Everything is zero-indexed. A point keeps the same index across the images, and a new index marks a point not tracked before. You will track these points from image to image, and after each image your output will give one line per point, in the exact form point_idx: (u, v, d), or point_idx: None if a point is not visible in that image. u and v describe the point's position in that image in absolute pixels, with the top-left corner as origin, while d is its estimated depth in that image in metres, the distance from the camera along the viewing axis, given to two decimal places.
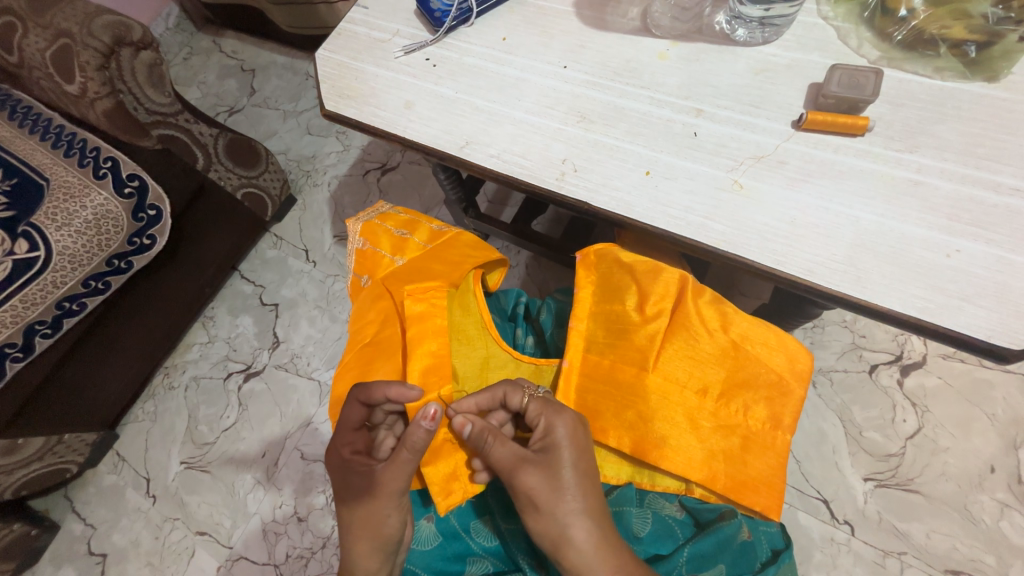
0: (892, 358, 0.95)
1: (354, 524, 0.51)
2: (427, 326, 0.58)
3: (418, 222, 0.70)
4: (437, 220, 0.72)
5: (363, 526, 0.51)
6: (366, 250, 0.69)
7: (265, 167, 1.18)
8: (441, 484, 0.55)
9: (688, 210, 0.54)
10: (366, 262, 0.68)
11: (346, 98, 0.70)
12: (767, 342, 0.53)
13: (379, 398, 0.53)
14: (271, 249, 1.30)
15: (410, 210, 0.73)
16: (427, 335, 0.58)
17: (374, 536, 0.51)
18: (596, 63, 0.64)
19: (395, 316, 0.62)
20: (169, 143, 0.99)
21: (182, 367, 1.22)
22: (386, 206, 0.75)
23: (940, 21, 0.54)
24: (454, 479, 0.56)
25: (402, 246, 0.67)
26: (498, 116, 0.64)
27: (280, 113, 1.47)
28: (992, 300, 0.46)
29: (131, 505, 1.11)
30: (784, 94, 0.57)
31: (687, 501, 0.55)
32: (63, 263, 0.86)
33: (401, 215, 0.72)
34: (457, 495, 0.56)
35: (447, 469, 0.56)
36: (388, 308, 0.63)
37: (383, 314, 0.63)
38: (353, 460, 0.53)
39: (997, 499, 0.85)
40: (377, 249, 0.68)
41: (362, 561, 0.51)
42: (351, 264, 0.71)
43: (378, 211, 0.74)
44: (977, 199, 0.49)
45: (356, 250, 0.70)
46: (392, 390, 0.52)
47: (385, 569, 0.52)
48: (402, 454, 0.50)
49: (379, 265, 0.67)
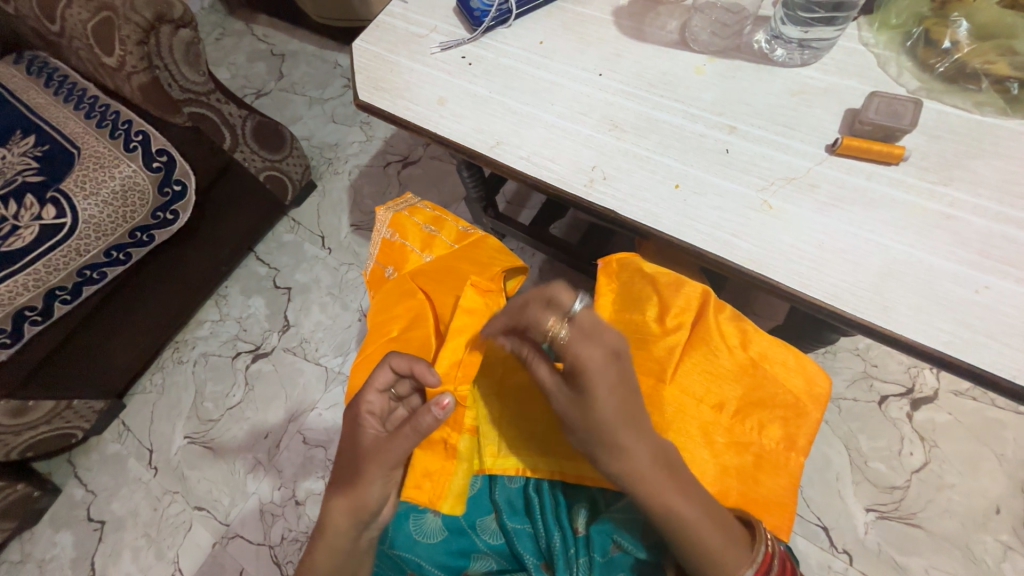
0: (903, 391, 0.94)
1: (340, 479, 0.52)
2: (472, 322, 0.57)
3: (445, 220, 0.71)
4: (463, 219, 0.72)
5: (348, 487, 0.51)
6: (393, 242, 0.70)
7: (289, 151, 1.19)
8: (414, 479, 0.54)
9: (715, 226, 0.54)
10: (397, 253, 0.69)
11: (379, 90, 0.71)
12: (786, 362, 0.53)
13: (404, 368, 0.53)
14: (288, 233, 1.31)
15: (437, 205, 0.73)
16: (467, 331, 0.57)
17: (353, 504, 0.50)
18: (632, 73, 0.64)
19: (429, 313, 0.62)
20: (199, 122, 1.00)
21: (192, 343, 1.24)
22: (415, 199, 0.76)
23: (984, 55, 0.54)
24: (428, 480, 0.55)
25: (431, 243, 0.68)
26: (530, 119, 0.64)
27: (306, 100, 1.48)
28: (1018, 339, 0.46)
29: (132, 475, 1.12)
30: (819, 117, 0.57)
31: None
32: (88, 232, 0.88)
33: (429, 210, 0.72)
34: (421, 497, 0.54)
35: (426, 467, 0.55)
36: (422, 303, 0.63)
37: (416, 308, 0.63)
38: (360, 412, 0.52)
39: (1000, 540, 0.84)
40: (409, 243, 0.68)
41: (333, 520, 0.50)
42: (376, 254, 0.72)
43: (407, 203, 0.75)
44: (1009, 237, 0.49)
45: (383, 241, 0.71)
46: (420, 369, 0.51)
47: (353, 535, 0.50)
48: (406, 429, 0.49)
49: (407, 260, 0.67)
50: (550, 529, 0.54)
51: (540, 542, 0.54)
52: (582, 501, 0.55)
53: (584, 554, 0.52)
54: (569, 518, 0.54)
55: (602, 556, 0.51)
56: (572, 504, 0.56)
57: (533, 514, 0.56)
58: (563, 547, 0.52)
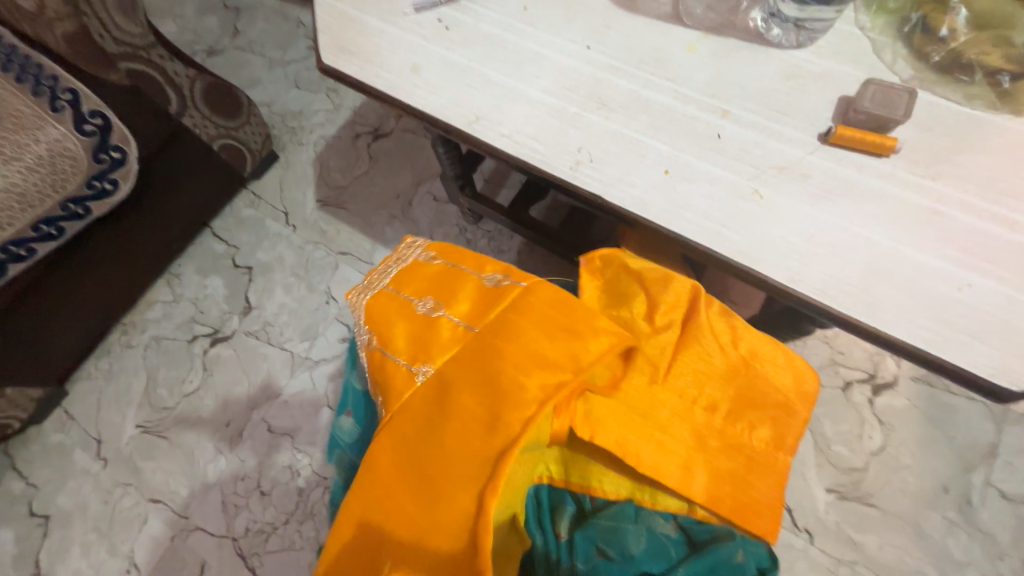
0: (865, 377, 0.98)
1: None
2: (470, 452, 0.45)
3: (464, 279, 0.58)
4: (491, 270, 0.58)
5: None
6: (393, 300, 0.59)
7: (246, 118, 1.10)
8: None
9: (705, 215, 0.52)
10: (414, 281, 0.60)
11: (346, 53, 0.64)
12: (775, 360, 0.54)
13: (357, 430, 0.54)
14: (247, 208, 1.22)
15: (454, 252, 0.62)
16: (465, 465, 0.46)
17: None
18: (622, 47, 0.60)
19: (423, 357, 0.52)
20: (139, 80, 0.88)
21: (142, 326, 1.14)
22: (418, 246, 0.65)
23: (979, 46, 0.52)
24: None
25: (439, 318, 0.55)
26: (513, 93, 0.59)
27: (266, 61, 1.36)
28: (995, 337, 0.45)
29: (79, 466, 1.05)
30: (813, 104, 0.55)
31: (686, 520, 0.51)
32: (10, 202, 0.77)
33: (435, 262, 0.61)
34: None
35: None
36: (419, 342, 0.54)
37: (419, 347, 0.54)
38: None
39: (946, 517, 0.90)
40: (441, 275, 0.60)
41: None
42: (367, 316, 0.59)
43: (409, 251, 0.65)
44: (993, 235, 0.48)
45: (378, 299, 0.60)
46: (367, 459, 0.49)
47: None
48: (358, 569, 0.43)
49: (411, 341, 0.54)
50: (532, 534, 0.51)
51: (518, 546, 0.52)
52: (569, 504, 0.54)
53: (567, 561, 0.50)
54: (552, 521, 0.52)
55: (585, 563, 0.49)
56: (557, 506, 0.54)
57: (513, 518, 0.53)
58: (545, 553, 0.51)
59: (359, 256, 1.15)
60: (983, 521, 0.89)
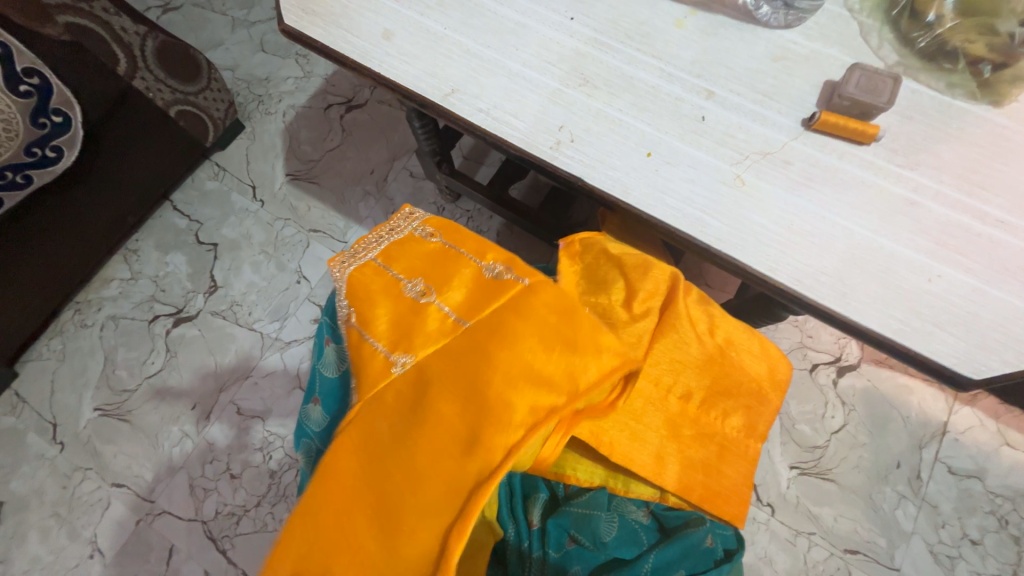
0: (831, 360, 1.02)
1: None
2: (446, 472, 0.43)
3: (462, 266, 0.55)
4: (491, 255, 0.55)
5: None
6: (384, 279, 0.55)
7: (206, 83, 1.02)
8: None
9: (686, 200, 0.51)
10: (407, 257, 0.56)
11: (311, 14, 0.59)
12: (751, 349, 0.55)
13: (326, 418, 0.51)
14: (211, 180, 1.15)
15: (454, 230, 0.58)
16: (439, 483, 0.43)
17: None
18: (607, 20, 0.57)
19: (406, 346, 0.50)
20: (82, 37, 0.78)
21: (97, 304, 1.08)
22: (417, 215, 0.60)
23: (964, 34, 0.51)
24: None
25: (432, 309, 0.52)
26: (492, 66, 0.56)
27: (228, 20, 1.26)
28: (961, 328, 0.46)
29: (34, 451, 1.00)
30: (798, 87, 0.54)
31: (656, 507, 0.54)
32: None
33: (433, 240, 0.57)
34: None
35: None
36: (404, 333, 0.51)
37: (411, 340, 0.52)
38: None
39: (897, 491, 0.95)
40: (437, 255, 0.56)
41: None
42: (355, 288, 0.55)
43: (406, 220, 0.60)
44: (965, 227, 0.48)
45: (369, 272, 0.56)
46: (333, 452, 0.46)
47: None
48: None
49: (398, 330, 0.51)
50: (504, 522, 0.50)
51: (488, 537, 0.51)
52: (540, 491, 0.53)
53: (539, 549, 0.50)
54: (525, 510, 0.52)
55: (557, 551, 0.50)
56: (528, 494, 0.53)
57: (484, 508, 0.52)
58: (517, 541, 0.50)
59: (332, 234, 1.10)
60: (931, 494, 0.95)
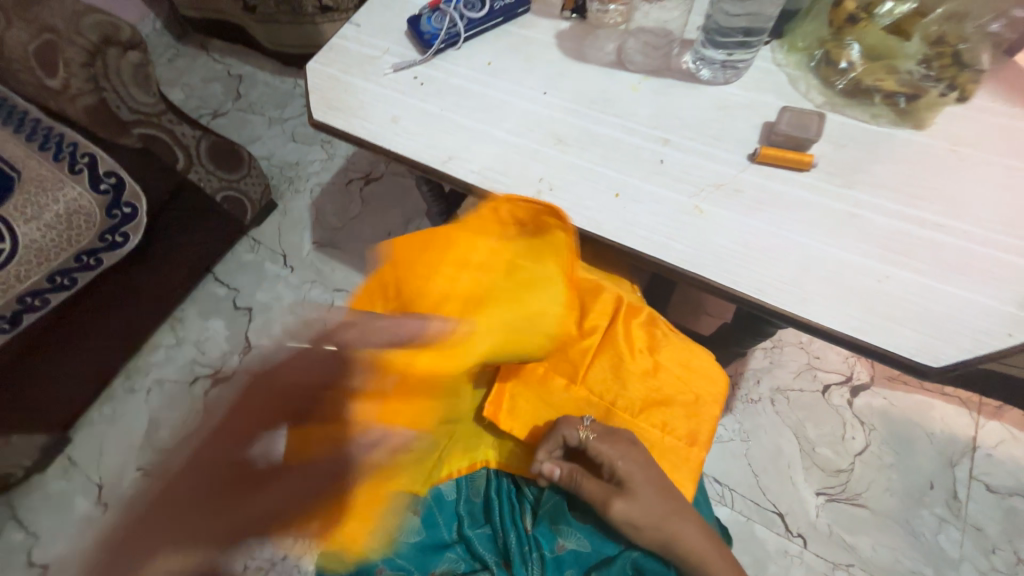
0: (843, 379, 1.02)
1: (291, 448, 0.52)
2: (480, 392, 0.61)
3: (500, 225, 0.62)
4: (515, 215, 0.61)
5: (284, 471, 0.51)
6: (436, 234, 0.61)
7: (248, 171, 1.19)
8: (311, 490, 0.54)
9: (652, 229, 0.58)
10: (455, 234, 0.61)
11: (334, 109, 0.72)
12: (686, 363, 0.63)
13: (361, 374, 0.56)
14: (248, 253, 1.29)
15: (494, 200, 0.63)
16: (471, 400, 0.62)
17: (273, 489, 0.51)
18: (575, 92, 0.69)
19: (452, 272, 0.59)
20: (150, 143, 0.98)
21: (145, 370, 1.18)
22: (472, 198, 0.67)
23: (875, 74, 0.60)
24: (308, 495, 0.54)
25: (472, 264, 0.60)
26: (480, 135, 0.67)
27: (265, 119, 1.48)
28: (916, 322, 0.50)
29: (79, 514, 1.06)
30: (741, 129, 0.63)
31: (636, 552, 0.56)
32: (28, 257, 0.84)
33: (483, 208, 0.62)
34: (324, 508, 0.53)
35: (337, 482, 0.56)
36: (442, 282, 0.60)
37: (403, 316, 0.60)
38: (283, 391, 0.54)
39: (936, 514, 0.91)
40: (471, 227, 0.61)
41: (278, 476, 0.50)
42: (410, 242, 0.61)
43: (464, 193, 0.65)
44: (906, 233, 0.54)
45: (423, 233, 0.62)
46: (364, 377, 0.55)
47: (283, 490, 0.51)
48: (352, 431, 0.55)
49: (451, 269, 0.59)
50: (506, 529, 0.59)
51: (498, 541, 0.59)
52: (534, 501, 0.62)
53: (536, 550, 0.58)
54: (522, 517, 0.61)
55: (551, 552, 0.58)
56: (525, 504, 0.62)
57: (491, 516, 0.61)
58: (518, 545, 0.58)
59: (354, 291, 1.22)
60: (972, 516, 0.90)
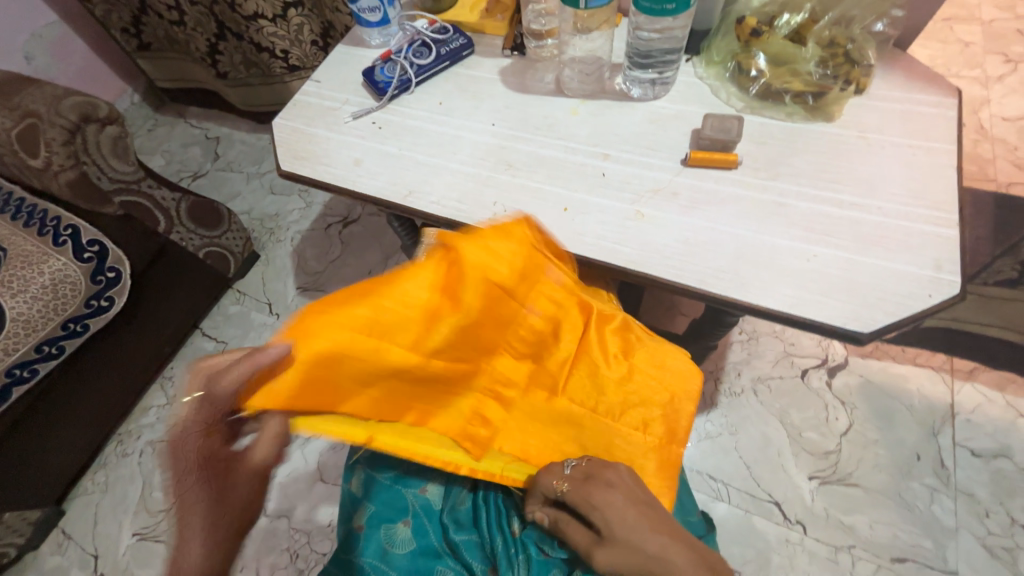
0: (819, 362, 1.05)
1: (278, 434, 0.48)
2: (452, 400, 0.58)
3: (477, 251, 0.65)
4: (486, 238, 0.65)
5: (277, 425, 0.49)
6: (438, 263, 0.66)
7: (228, 226, 1.23)
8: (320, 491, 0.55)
9: (600, 237, 0.63)
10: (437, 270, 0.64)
11: (300, 158, 0.78)
12: (660, 363, 0.61)
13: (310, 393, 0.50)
14: (234, 304, 1.32)
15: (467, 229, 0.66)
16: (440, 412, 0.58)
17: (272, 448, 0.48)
18: (520, 121, 0.75)
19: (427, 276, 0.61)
20: (132, 209, 1.03)
21: (137, 432, 1.19)
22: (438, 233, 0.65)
23: (782, 78, 0.67)
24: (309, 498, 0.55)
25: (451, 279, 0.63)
26: (436, 169, 0.73)
27: (244, 176, 1.54)
28: (844, 294, 0.54)
29: None
30: (672, 138, 0.69)
31: None
32: (16, 329, 0.87)
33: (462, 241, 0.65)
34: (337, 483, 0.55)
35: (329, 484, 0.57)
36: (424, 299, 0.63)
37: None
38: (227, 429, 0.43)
39: (926, 484, 0.92)
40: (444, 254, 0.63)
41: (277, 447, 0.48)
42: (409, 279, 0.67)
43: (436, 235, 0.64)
44: (827, 215, 0.59)
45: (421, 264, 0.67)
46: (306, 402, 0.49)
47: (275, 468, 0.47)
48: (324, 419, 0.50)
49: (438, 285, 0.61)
50: (493, 534, 0.61)
51: (485, 547, 0.61)
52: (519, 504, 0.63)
53: (523, 552, 0.60)
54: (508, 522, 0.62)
55: (538, 553, 0.59)
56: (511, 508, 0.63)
57: (478, 524, 0.62)
58: (505, 548, 0.60)
59: None
60: (962, 482, 0.92)
